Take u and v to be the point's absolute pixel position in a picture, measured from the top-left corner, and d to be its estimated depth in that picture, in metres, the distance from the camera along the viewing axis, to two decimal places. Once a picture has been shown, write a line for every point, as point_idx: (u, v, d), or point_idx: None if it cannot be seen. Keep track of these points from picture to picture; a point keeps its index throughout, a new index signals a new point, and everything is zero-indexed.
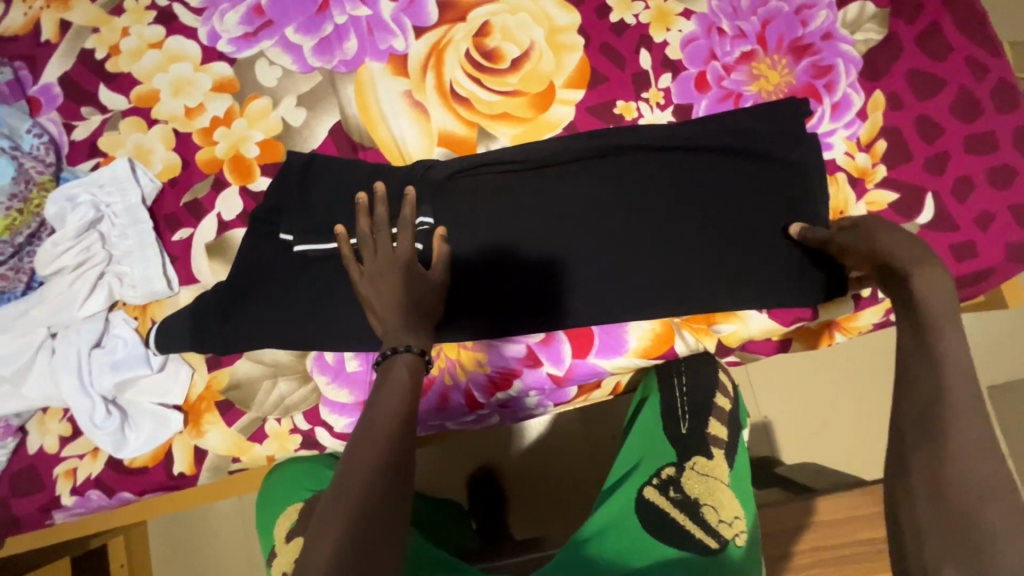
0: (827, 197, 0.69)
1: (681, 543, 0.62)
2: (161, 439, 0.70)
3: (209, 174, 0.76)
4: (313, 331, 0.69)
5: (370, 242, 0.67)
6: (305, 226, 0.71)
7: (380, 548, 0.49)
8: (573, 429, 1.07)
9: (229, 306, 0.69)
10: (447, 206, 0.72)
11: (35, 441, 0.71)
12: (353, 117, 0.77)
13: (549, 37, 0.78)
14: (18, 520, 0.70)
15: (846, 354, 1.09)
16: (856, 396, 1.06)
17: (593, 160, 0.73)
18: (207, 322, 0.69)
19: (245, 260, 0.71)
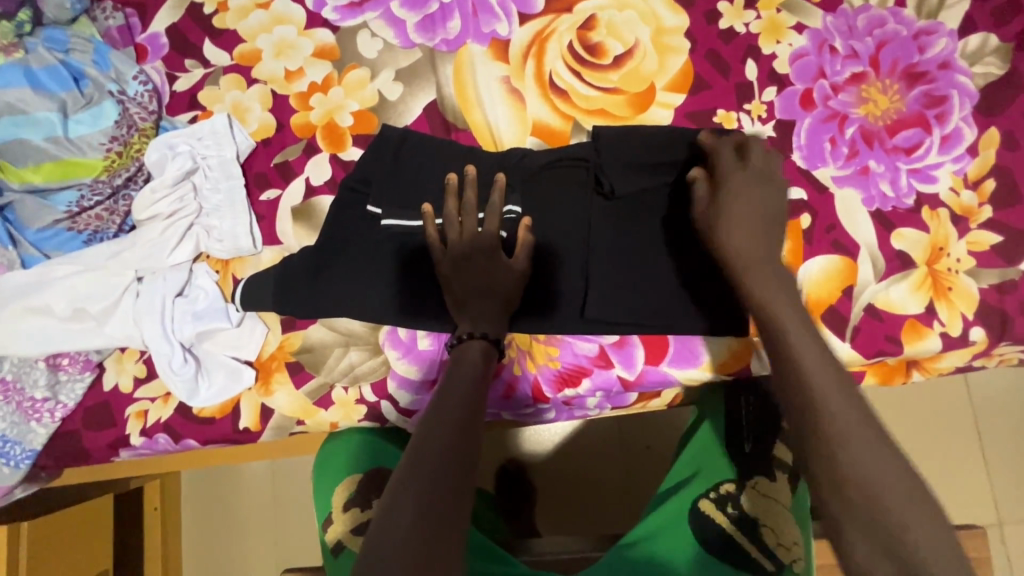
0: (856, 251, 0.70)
1: (731, 561, 0.65)
2: (231, 392, 0.71)
3: (302, 139, 0.77)
4: (390, 306, 0.69)
5: (455, 221, 0.66)
6: (393, 200, 0.70)
7: (456, 514, 0.47)
8: (611, 435, 1.06)
9: (312, 271, 0.70)
10: (533, 198, 0.71)
11: (111, 379, 0.73)
12: (449, 98, 0.77)
13: (655, 37, 0.77)
14: (87, 453, 0.72)
15: (901, 395, 1.06)
16: (905, 438, 1.04)
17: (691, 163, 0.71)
18: (291, 284, 0.70)
19: (330, 227, 0.71)
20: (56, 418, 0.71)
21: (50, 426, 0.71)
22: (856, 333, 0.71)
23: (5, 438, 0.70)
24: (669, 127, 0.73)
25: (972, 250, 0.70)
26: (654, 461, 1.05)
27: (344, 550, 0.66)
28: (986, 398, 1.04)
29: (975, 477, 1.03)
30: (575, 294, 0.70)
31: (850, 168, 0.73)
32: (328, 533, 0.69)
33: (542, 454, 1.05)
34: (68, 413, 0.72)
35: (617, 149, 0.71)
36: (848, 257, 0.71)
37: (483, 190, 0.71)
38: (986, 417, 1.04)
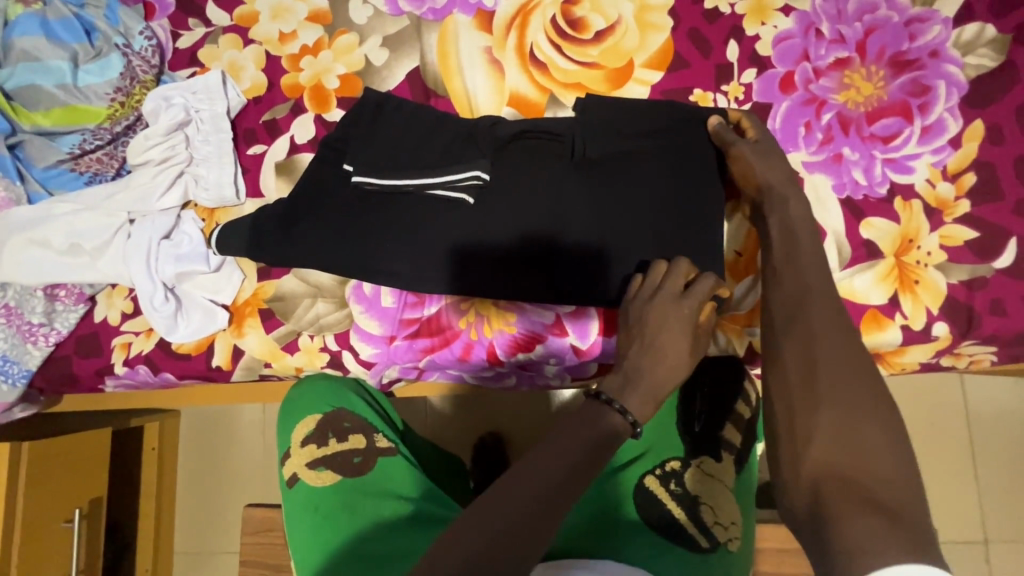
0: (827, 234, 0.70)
1: (675, 537, 0.60)
2: (206, 331, 0.75)
3: (291, 98, 0.80)
4: (357, 261, 0.73)
5: (654, 285, 0.65)
6: (367, 159, 0.74)
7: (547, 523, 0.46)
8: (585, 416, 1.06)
9: (288, 222, 0.74)
10: (501, 163, 0.73)
11: (102, 311, 0.78)
12: (432, 66, 0.79)
13: (638, 14, 0.77)
14: (76, 378, 0.79)
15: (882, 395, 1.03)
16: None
17: (659, 140, 0.71)
18: (265, 233, 0.73)
19: (307, 180, 0.75)
20: (50, 342, 0.77)
21: (45, 349, 0.77)
22: None
23: (4, 357, 0.76)
24: (642, 103, 0.73)
25: (945, 245, 0.69)
26: None
27: (299, 482, 0.69)
28: (973, 405, 1.01)
29: (952, 484, 1.00)
30: (533, 260, 0.71)
31: (823, 154, 0.72)
32: (285, 466, 0.71)
33: (517, 430, 1.08)
34: (61, 339, 0.78)
35: (587, 121, 0.73)
36: None
37: (450, 155, 0.73)
38: (970, 424, 1.01)
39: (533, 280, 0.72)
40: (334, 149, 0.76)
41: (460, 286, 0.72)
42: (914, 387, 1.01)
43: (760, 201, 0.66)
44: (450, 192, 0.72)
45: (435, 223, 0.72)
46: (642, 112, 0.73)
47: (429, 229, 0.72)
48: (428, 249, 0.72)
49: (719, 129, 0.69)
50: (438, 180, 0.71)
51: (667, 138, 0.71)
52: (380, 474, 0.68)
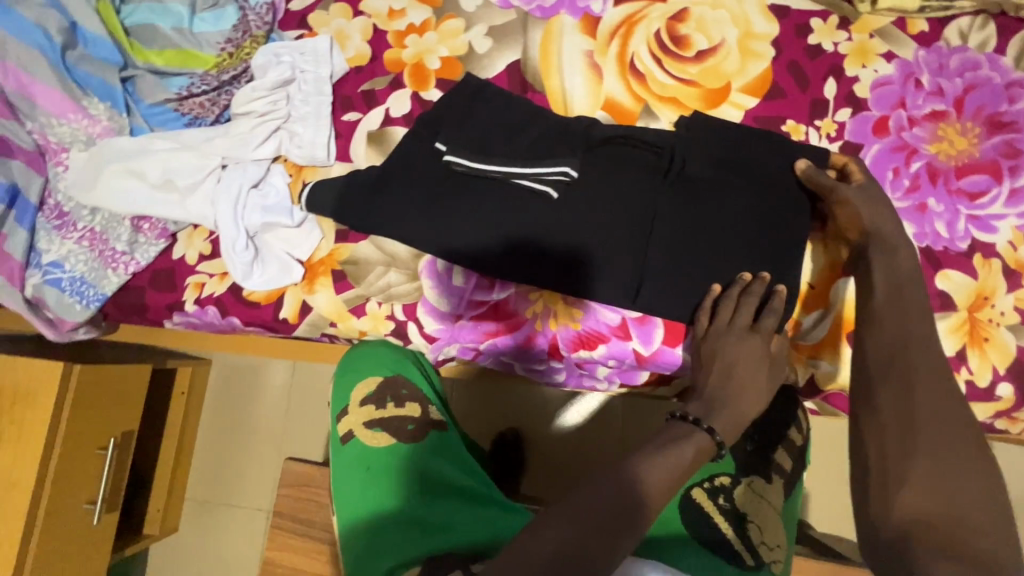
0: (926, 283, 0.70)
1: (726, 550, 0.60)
2: (280, 284, 0.77)
3: (392, 73, 0.83)
4: (437, 238, 0.74)
5: (732, 306, 0.68)
6: (460, 141, 0.76)
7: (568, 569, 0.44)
8: (610, 424, 1.06)
9: (376, 190, 0.76)
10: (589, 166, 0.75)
11: (180, 249, 0.81)
12: (532, 61, 0.81)
13: (741, 40, 0.79)
14: (147, 309, 0.81)
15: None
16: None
17: (749, 169, 0.73)
18: (355, 196, 0.75)
19: (397, 153, 0.77)
20: (128, 271, 0.80)
21: (122, 277, 0.80)
22: None
23: (83, 279, 0.80)
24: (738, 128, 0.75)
25: (1019, 307, 0.69)
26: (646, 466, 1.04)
27: (354, 439, 0.73)
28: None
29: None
30: (606, 262, 0.73)
31: (908, 201, 0.73)
32: (341, 422, 0.75)
33: (540, 429, 1.07)
34: (139, 270, 0.80)
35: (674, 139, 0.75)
36: None
37: (540, 150, 0.75)
38: None
39: (603, 280, 0.73)
40: (427, 127, 0.78)
41: (535, 275, 0.73)
42: None
43: (864, 239, 0.67)
44: (538, 184, 0.73)
45: (514, 212, 0.74)
46: (736, 136, 0.74)
47: (510, 217, 0.74)
48: (508, 237, 0.74)
49: (811, 170, 0.70)
50: (527, 172, 0.73)
51: (758, 166, 0.73)
52: (431, 446, 0.73)
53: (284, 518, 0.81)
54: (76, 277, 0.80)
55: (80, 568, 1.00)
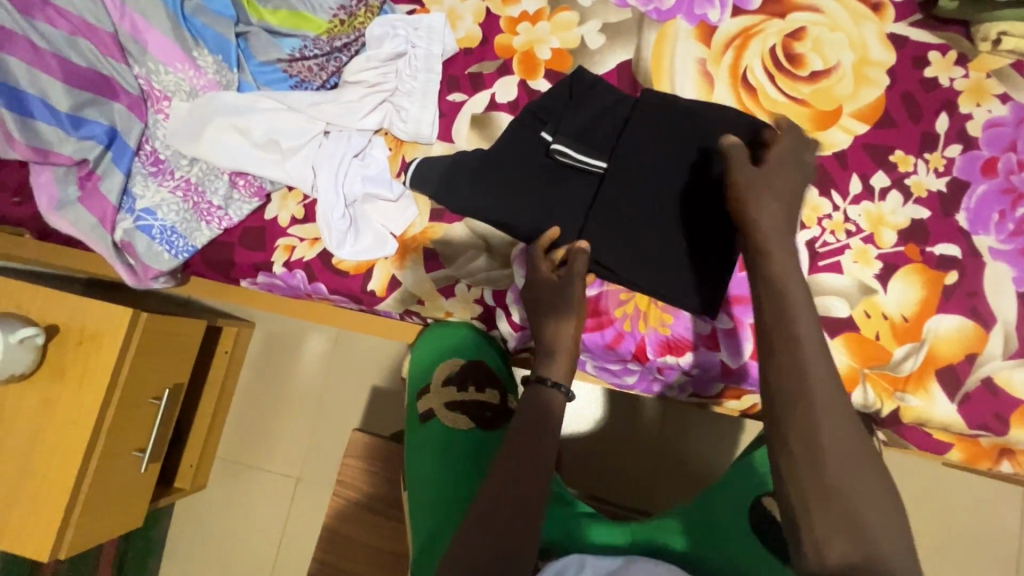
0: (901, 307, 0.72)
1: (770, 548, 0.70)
2: (372, 256, 0.77)
3: (501, 58, 0.82)
4: (538, 229, 0.74)
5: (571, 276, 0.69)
6: (571, 133, 0.75)
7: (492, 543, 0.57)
8: (651, 429, 1.06)
9: (482, 174, 0.75)
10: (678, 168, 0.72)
11: (274, 210, 0.81)
12: (644, 63, 0.81)
13: (857, 64, 0.79)
14: (234, 265, 0.82)
15: (946, 491, 1.04)
16: (932, 533, 1.04)
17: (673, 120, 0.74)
18: (460, 177, 0.75)
19: (509, 135, 0.77)
20: (220, 226, 0.80)
21: (214, 232, 0.80)
22: (965, 400, 0.71)
23: (175, 229, 0.80)
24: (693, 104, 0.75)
25: None
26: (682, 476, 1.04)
27: (434, 419, 0.82)
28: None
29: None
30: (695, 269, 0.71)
31: (1010, 245, 0.73)
32: (422, 400, 0.83)
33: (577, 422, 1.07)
34: (230, 226, 0.80)
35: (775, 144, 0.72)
36: (980, 325, 0.71)
37: (644, 147, 0.73)
38: None
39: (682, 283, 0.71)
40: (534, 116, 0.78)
41: (634, 274, 0.71)
42: (976, 483, 1.03)
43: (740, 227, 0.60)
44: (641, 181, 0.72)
45: (603, 207, 0.72)
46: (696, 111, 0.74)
47: (608, 212, 0.72)
48: (610, 234, 0.72)
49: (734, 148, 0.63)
50: (632, 170, 0.73)
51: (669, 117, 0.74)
52: (504, 436, 0.80)
53: (345, 486, 0.82)
54: (166, 226, 0.80)
55: (121, 514, 1.00)
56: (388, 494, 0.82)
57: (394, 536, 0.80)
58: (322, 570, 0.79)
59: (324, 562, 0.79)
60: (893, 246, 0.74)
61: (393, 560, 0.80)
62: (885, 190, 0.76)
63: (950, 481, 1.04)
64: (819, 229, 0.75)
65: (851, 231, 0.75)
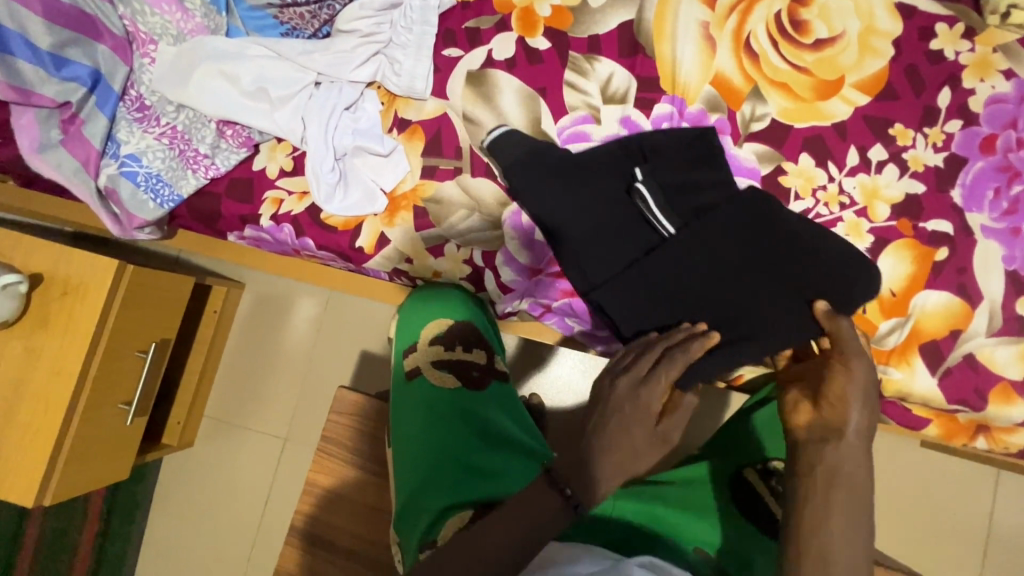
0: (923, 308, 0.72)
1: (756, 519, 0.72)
2: (361, 212, 0.76)
3: (499, 13, 0.80)
4: (570, 238, 0.71)
5: (651, 357, 0.67)
6: (667, 176, 0.71)
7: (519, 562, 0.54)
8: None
9: (555, 175, 0.71)
10: (751, 234, 0.69)
11: (262, 161, 0.79)
12: (646, 24, 0.79)
13: (862, 34, 0.77)
14: (221, 216, 0.80)
15: (918, 469, 1.06)
16: (900, 508, 1.06)
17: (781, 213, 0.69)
18: (534, 166, 0.71)
19: (594, 166, 0.72)
20: (207, 176, 0.78)
21: (201, 181, 0.78)
22: (947, 375, 0.72)
23: (160, 177, 0.78)
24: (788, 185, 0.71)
25: None
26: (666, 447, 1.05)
27: (420, 377, 0.80)
28: (1001, 507, 1.04)
29: (954, 569, 1.04)
30: (732, 340, 0.68)
31: (1003, 223, 0.72)
32: (408, 359, 0.82)
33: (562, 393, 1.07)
34: (217, 176, 0.79)
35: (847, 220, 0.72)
36: (967, 302, 0.71)
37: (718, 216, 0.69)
38: (997, 515, 1.04)
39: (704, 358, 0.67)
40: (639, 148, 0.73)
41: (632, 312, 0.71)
42: (949, 462, 1.05)
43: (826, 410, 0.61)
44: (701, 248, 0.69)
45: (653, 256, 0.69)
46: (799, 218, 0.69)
47: (646, 275, 0.69)
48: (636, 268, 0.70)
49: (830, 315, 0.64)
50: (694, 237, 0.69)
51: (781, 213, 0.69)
52: (491, 394, 0.81)
53: (330, 443, 0.82)
54: (152, 173, 0.78)
55: (106, 467, 1.01)
56: (372, 451, 0.82)
57: (377, 492, 0.81)
58: (305, 522, 0.80)
59: (306, 515, 0.80)
60: (886, 219, 0.73)
61: (376, 514, 0.80)
62: (882, 164, 0.75)
63: (923, 460, 1.06)
64: (813, 200, 0.75)
65: (845, 204, 0.74)
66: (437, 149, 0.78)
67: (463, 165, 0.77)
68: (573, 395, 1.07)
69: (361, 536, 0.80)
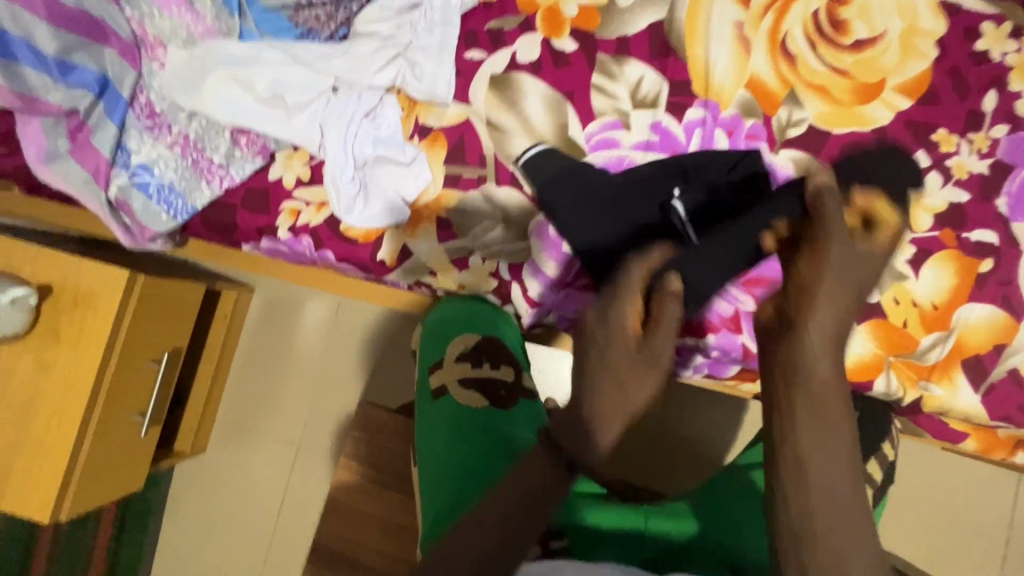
0: (969, 324, 0.69)
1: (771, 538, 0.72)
2: (382, 224, 0.73)
3: (524, 13, 0.76)
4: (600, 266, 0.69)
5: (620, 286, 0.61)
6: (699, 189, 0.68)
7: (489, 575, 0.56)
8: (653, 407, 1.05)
9: (586, 198, 0.69)
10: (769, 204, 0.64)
11: (278, 170, 0.76)
12: (677, 25, 0.75)
13: (905, 34, 0.73)
14: (236, 227, 0.78)
15: (942, 476, 1.04)
16: (925, 515, 1.05)
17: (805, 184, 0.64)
18: (562, 189, 0.70)
19: (632, 194, 0.69)
20: (221, 187, 0.75)
21: (215, 191, 0.75)
22: (989, 391, 0.70)
23: (173, 187, 0.75)
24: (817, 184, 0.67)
25: None
26: (686, 456, 1.04)
27: (445, 396, 0.78)
28: None
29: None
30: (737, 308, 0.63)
31: None
32: (433, 376, 0.80)
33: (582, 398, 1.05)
34: (232, 187, 0.76)
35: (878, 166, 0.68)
36: (1012, 316, 0.69)
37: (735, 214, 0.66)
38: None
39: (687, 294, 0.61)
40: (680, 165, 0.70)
41: None
42: (977, 469, 1.03)
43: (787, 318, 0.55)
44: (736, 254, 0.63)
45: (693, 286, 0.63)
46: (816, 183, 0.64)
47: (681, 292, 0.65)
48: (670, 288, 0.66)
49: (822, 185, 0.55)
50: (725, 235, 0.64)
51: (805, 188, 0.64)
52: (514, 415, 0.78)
53: (352, 458, 0.81)
54: (164, 184, 0.75)
55: (120, 479, 0.99)
56: (394, 467, 0.80)
57: (398, 508, 0.79)
58: (327, 538, 0.79)
59: (329, 531, 0.79)
60: (927, 230, 0.71)
61: (399, 531, 0.79)
62: (924, 171, 0.72)
63: (949, 467, 1.04)
64: None
65: None
66: (460, 157, 0.75)
67: (487, 173, 0.74)
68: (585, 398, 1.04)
69: (383, 554, 0.78)
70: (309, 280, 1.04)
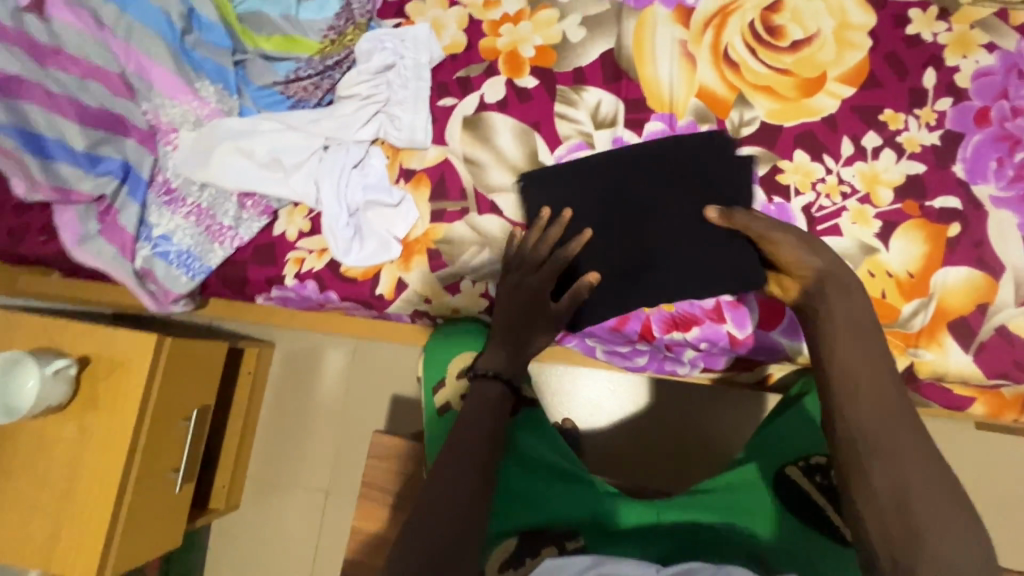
0: (948, 288, 0.71)
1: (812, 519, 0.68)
2: (378, 260, 0.80)
3: (486, 60, 0.85)
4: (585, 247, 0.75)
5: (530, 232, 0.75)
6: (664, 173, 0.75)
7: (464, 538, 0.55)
8: (670, 410, 1.05)
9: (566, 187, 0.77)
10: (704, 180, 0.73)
11: (281, 226, 0.84)
12: (625, 51, 0.83)
13: (838, 30, 0.79)
14: (247, 281, 0.85)
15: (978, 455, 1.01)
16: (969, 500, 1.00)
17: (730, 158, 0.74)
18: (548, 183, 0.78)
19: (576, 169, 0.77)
20: (232, 246, 0.84)
21: (227, 251, 0.84)
22: (981, 350, 0.70)
23: (190, 252, 0.84)
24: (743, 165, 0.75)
25: None
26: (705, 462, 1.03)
27: (450, 411, 0.80)
28: None
29: None
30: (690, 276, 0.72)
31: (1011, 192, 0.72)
32: (437, 395, 0.82)
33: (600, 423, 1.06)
34: (242, 245, 0.84)
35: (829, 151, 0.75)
36: (990, 275, 0.70)
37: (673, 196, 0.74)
38: None
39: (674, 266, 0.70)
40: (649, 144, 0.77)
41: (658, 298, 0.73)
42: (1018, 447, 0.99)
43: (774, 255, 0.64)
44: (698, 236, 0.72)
45: (653, 257, 0.73)
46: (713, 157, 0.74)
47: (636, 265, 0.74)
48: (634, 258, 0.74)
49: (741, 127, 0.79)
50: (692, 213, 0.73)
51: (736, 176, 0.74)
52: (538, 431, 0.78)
53: (372, 487, 0.84)
54: (183, 250, 0.84)
55: (160, 536, 1.03)
56: (413, 492, 0.83)
57: None
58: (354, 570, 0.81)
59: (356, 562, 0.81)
60: (890, 204, 0.74)
61: None
62: (877, 150, 0.76)
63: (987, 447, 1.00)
64: (814, 194, 0.76)
65: (846, 193, 0.75)
66: (442, 193, 0.82)
67: (469, 205, 0.81)
68: (604, 419, 1.07)
69: None
70: (324, 327, 1.11)
